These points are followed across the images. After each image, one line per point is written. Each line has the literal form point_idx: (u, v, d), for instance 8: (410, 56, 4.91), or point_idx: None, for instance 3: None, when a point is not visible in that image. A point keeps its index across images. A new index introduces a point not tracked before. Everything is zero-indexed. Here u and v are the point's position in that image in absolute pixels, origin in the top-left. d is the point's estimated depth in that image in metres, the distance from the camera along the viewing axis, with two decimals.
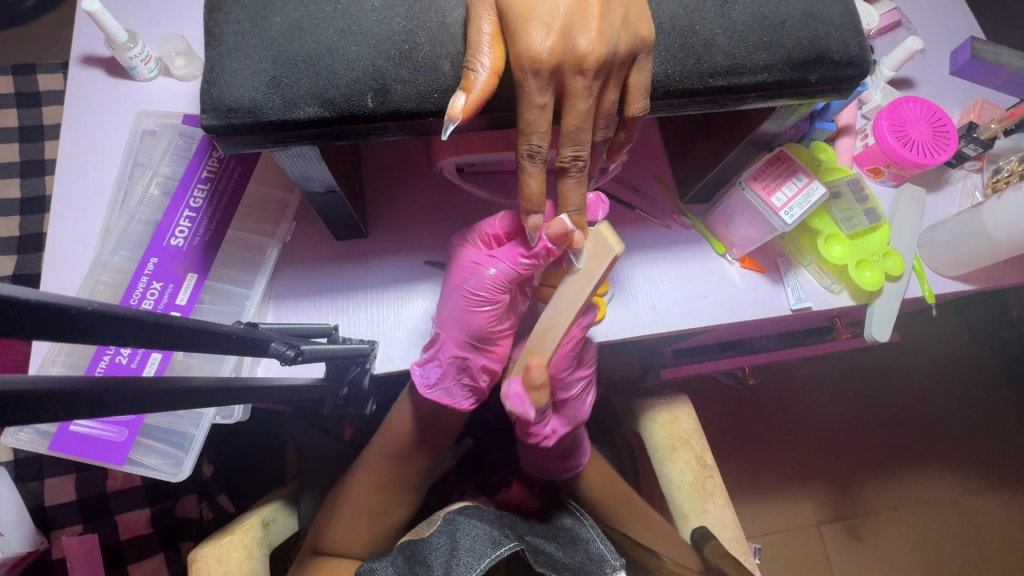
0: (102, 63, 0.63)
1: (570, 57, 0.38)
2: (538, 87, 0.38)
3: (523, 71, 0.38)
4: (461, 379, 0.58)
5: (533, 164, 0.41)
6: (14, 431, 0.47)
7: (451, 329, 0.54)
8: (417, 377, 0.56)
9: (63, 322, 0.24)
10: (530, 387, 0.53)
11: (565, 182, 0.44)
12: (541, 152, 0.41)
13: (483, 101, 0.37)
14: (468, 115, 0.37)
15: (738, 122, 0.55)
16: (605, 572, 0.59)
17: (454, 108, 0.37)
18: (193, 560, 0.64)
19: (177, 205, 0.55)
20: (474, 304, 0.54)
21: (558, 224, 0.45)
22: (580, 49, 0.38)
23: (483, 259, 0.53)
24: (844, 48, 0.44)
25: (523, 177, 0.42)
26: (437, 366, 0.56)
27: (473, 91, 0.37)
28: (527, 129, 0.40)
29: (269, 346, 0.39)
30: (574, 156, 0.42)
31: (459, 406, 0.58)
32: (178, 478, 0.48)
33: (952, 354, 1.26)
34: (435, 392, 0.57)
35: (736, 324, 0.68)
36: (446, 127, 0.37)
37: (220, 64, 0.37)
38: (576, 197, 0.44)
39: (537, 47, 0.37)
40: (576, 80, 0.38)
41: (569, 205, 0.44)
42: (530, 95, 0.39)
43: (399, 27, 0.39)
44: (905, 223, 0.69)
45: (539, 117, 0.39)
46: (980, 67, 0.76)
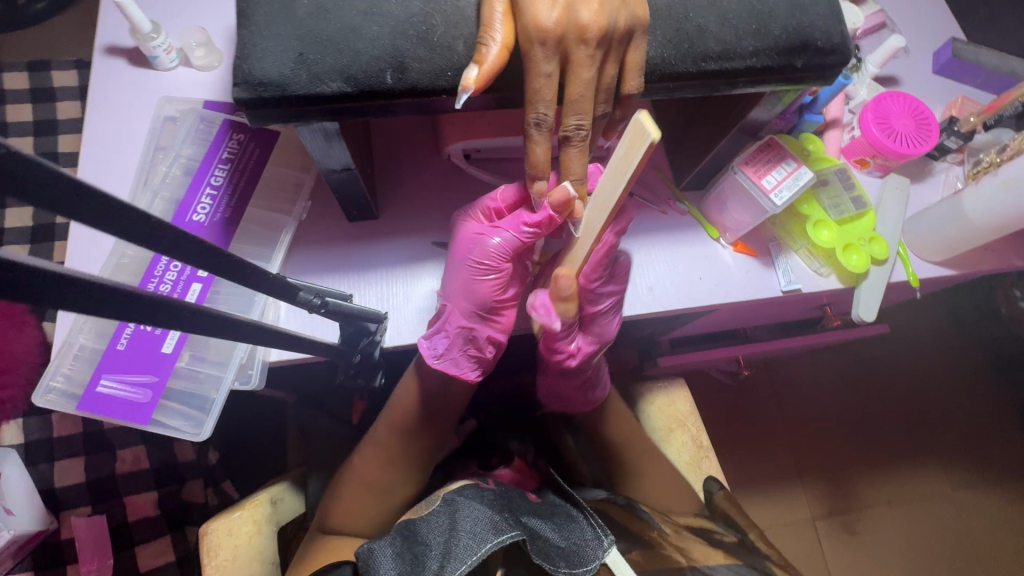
0: (125, 53, 0.66)
1: (574, 28, 0.41)
2: (544, 56, 0.42)
3: (531, 40, 0.41)
4: (468, 350, 0.59)
5: (539, 131, 0.44)
6: (43, 391, 0.51)
7: (457, 298, 0.57)
8: (424, 349, 0.58)
9: (94, 205, 0.26)
10: (559, 298, 0.54)
11: (567, 152, 0.46)
12: (546, 120, 0.44)
13: (494, 73, 0.41)
14: (480, 86, 0.40)
15: (731, 109, 0.59)
16: (599, 555, 0.58)
17: (467, 80, 0.40)
18: (203, 534, 0.65)
19: (199, 183, 0.60)
20: (478, 273, 0.56)
21: (562, 193, 0.47)
22: (582, 22, 0.41)
23: (486, 230, 0.56)
24: (827, 35, 0.48)
25: (529, 146, 0.45)
26: (444, 336, 0.58)
27: (485, 64, 0.40)
28: (534, 97, 0.43)
29: (298, 294, 0.44)
30: (577, 124, 0.45)
31: (467, 376, 0.60)
32: (198, 438, 0.51)
33: (941, 350, 1.29)
34: (443, 362, 0.59)
35: (730, 306, 0.71)
36: (459, 97, 0.40)
37: (252, 41, 0.40)
38: (578, 166, 0.47)
39: (543, 19, 0.41)
40: (579, 49, 0.42)
41: (572, 174, 0.47)
42: (537, 64, 0.42)
43: (416, 10, 0.42)
44: (890, 211, 0.72)
45: (545, 86, 0.43)
46: (960, 66, 0.80)
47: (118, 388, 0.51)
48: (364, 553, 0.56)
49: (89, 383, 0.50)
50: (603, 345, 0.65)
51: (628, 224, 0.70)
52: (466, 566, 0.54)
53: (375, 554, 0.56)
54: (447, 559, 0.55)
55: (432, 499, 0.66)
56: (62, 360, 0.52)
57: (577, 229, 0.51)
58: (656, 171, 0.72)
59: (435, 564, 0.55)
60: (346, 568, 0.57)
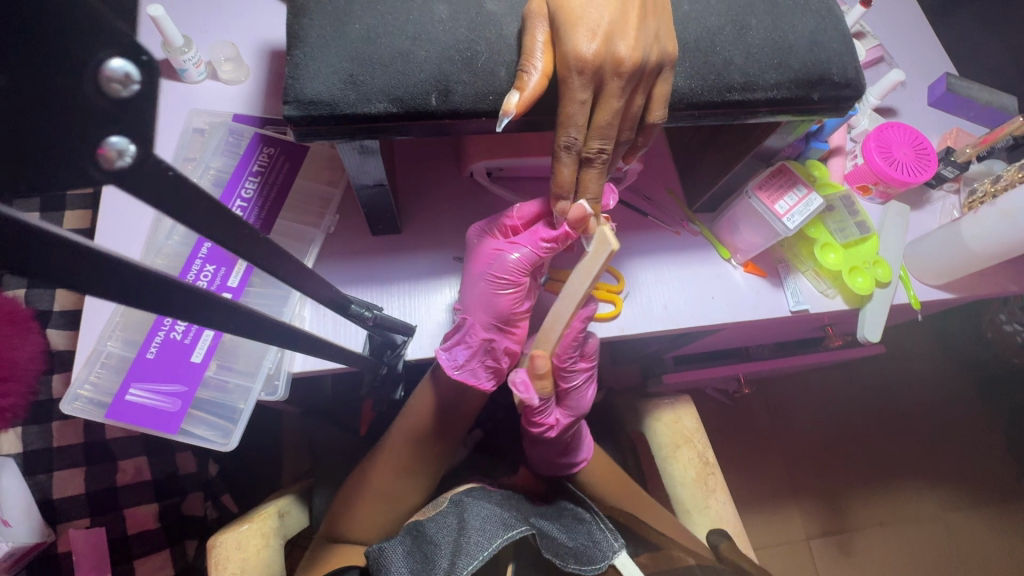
0: (154, 65, 0.67)
1: (610, 60, 0.43)
2: (580, 83, 0.43)
3: (569, 69, 0.43)
4: (485, 361, 0.61)
5: (567, 155, 0.46)
6: (71, 399, 0.51)
7: (477, 311, 0.59)
8: (445, 360, 0.60)
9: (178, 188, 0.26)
10: (536, 375, 0.59)
11: (587, 171, 0.49)
12: (575, 145, 0.45)
13: (534, 99, 0.43)
14: (521, 111, 0.42)
15: (747, 136, 0.61)
16: (607, 556, 0.60)
17: (508, 104, 0.42)
18: (211, 546, 0.64)
19: (230, 195, 0.62)
20: (498, 287, 0.58)
21: (578, 209, 0.49)
22: (619, 54, 0.43)
23: (505, 246, 0.58)
24: (843, 71, 0.51)
25: (557, 165, 0.47)
26: (465, 348, 0.60)
27: (527, 90, 0.42)
28: (565, 122, 0.45)
29: (349, 307, 0.47)
30: (601, 147, 0.47)
31: (484, 387, 0.61)
32: (226, 448, 0.51)
33: (932, 371, 1.33)
34: (462, 373, 0.60)
35: (740, 325, 0.73)
36: (500, 121, 0.42)
37: (303, 61, 0.42)
38: (595, 185, 0.49)
39: (582, 50, 0.42)
40: (614, 80, 0.44)
41: (589, 193, 0.49)
42: (572, 91, 0.43)
43: (461, 37, 0.44)
44: (891, 236, 0.75)
45: (578, 112, 0.44)
46: (954, 100, 0.84)
47: (147, 397, 0.51)
48: (375, 552, 0.55)
49: (118, 391, 0.50)
50: (578, 418, 0.68)
51: (642, 243, 0.72)
52: (478, 561, 0.55)
53: (387, 554, 0.55)
54: (457, 555, 0.56)
55: (438, 500, 0.67)
56: (90, 368, 0.51)
57: (550, 310, 0.55)
58: (669, 193, 0.74)
59: (445, 562, 0.56)
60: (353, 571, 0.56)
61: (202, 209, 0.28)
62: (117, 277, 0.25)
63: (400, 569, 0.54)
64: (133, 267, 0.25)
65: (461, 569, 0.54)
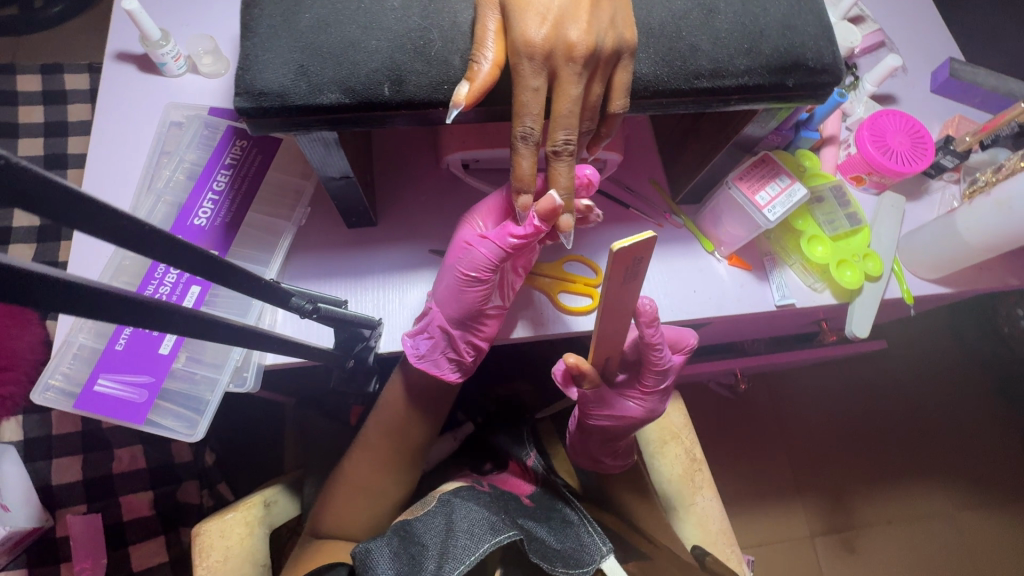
0: (135, 59, 0.67)
1: (562, 46, 0.43)
2: (532, 70, 0.43)
3: (519, 55, 0.43)
4: (449, 353, 0.60)
5: (525, 145, 0.44)
6: (42, 388, 0.53)
7: (442, 303, 0.58)
8: (407, 347, 0.60)
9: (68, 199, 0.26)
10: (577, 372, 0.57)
11: (555, 166, 0.47)
12: (533, 134, 0.44)
13: (485, 89, 0.42)
14: (471, 102, 0.42)
15: (725, 125, 0.59)
16: (594, 559, 0.58)
17: (458, 96, 0.42)
18: (196, 534, 0.65)
19: (202, 188, 0.62)
20: (464, 281, 0.56)
21: (547, 201, 0.46)
22: (570, 40, 0.43)
23: (475, 239, 0.55)
24: (818, 55, 0.49)
25: (516, 157, 0.46)
26: (427, 337, 0.60)
27: (476, 80, 0.42)
28: (520, 111, 0.44)
29: (291, 299, 0.44)
30: (565, 139, 0.45)
31: (446, 379, 0.61)
32: (192, 438, 0.53)
33: (942, 367, 1.29)
34: (424, 363, 0.60)
35: (724, 319, 0.72)
36: (450, 112, 0.42)
37: (255, 53, 0.42)
38: (566, 180, 0.47)
39: (532, 34, 0.42)
40: (567, 66, 0.43)
41: (559, 186, 0.47)
42: (524, 78, 0.43)
43: (414, 25, 0.44)
44: (884, 229, 0.73)
45: (531, 99, 0.43)
46: (958, 85, 0.81)
47: (114, 387, 0.52)
48: (361, 552, 0.56)
49: (87, 382, 0.52)
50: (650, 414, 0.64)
51: (624, 235, 0.70)
52: (463, 566, 0.54)
53: (373, 553, 0.55)
54: (443, 559, 0.56)
55: (427, 500, 0.66)
56: (61, 359, 0.54)
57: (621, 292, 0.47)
58: (652, 184, 0.73)
59: (433, 565, 0.55)
60: (342, 569, 0.57)
61: (74, 210, 0.26)
62: (15, 289, 0.24)
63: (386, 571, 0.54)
64: (35, 273, 0.24)
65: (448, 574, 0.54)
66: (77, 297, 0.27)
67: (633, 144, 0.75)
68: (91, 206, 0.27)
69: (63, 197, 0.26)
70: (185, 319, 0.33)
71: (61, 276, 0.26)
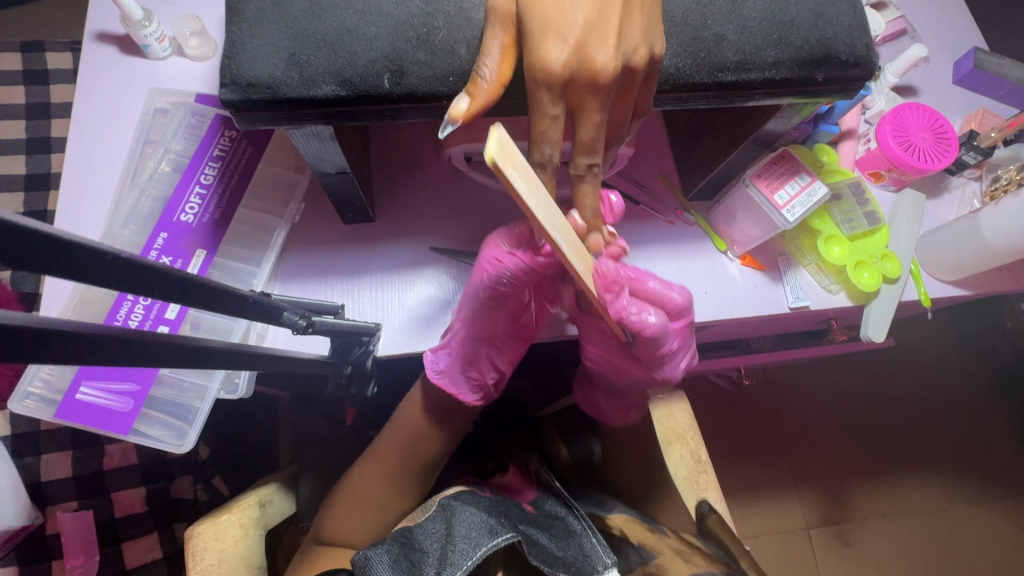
0: (116, 40, 0.63)
1: (585, 69, 0.39)
2: (551, 98, 0.39)
3: (536, 82, 0.39)
4: (468, 371, 0.60)
5: (545, 173, 0.42)
6: (21, 396, 0.50)
7: (464, 324, 0.56)
8: (427, 362, 0.59)
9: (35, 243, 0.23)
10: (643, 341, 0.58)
11: (580, 188, 0.45)
12: (552, 160, 0.41)
13: (487, 108, 0.38)
14: (470, 118, 0.37)
15: (745, 120, 0.56)
16: (598, 570, 0.54)
17: (455, 112, 0.37)
18: (189, 536, 0.61)
19: (189, 182, 0.58)
20: (489, 303, 0.54)
21: (571, 222, 0.44)
22: (596, 65, 0.39)
23: (504, 256, 0.52)
24: (851, 47, 0.45)
25: (535, 185, 0.43)
26: (447, 355, 0.59)
27: (478, 97, 0.38)
28: (539, 139, 0.41)
29: (281, 315, 0.41)
30: (589, 164, 0.44)
31: (463, 397, 0.61)
32: (181, 449, 0.51)
33: (945, 361, 1.27)
34: (442, 378, 0.60)
35: (735, 321, 0.69)
36: (444, 128, 0.37)
37: (243, 40, 0.39)
38: (592, 201, 0.45)
39: (552, 60, 0.38)
40: (591, 96, 0.40)
41: (586, 210, 0.45)
42: (543, 107, 0.40)
43: (417, 10, 0.40)
44: (904, 227, 0.70)
45: (551, 127, 0.41)
46: (982, 77, 0.77)
47: (97, 395, 0.50)
48: (361, 560, 0.54)
49: (68, 390, 0.50)
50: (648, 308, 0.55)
51: (632, 234, 0.67)
52: (461, 571, 0.51)
53: (372, 562, 0.53)
54: (442, 565, 0.53)
55: (427, 504, 0.64)
56: (39, 364, 0.51)
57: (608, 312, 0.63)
58: (664, 179, 0.69)
59: (432, 572, 0.53)
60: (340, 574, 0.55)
61: (23, 246, 0.23)
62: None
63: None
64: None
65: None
66: (40, 343, 0.23)
67: (643, 136, 0.71)
68: (46, 241, 0.24)
69: (10, 234, 0.22)
70: (165, 350, 0.30)
71: (31, 324, 0.23)
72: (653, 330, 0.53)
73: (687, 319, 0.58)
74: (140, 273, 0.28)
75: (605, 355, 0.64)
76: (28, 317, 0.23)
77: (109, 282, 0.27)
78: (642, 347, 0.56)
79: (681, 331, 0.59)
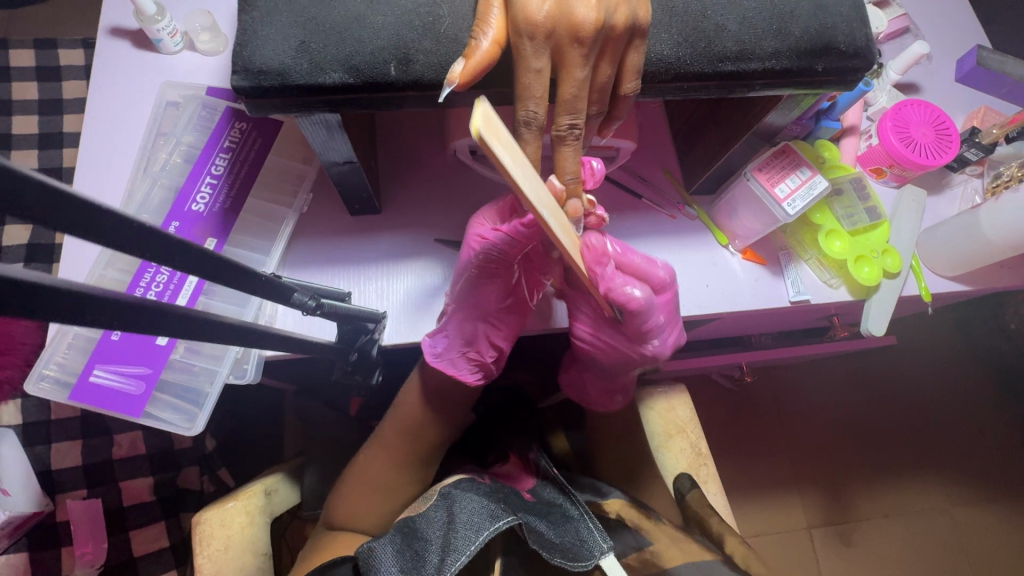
0: (129, 35, 0.64)
1: (567, 23, 0.39)
2: (534, 50, 0.40)
3: (520, 34, 0.39)
4: (467, 353, 0.61)
5: (529, 131, 0.41)
6: (36, 378, 0.52)
7: (460, 303, 0.57)
8: (425, 346, 0.59)
9: (61, 205, 0.24)
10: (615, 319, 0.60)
11: (560, 151, 0.44)
12: (536, 118, 0.41)
13: (482, 68, 0.39)
14: (466, 80, 0.39)
15: (746, 113, 0.57)
16: (594, 554, 0.55)
17: (452, 73, 0.38)
18: (196, 523, 0.63)
19: (199, 172, 0.59)
20: (479, 278, 0.56)
21: (549, 186, 0.44)
22: (576, 17, 0.39)
23: (490, 233, 0.54)
24: (850, 38, 0.46)
25: (519, 145, 0.42)
26: (445, 336, 0.59)
27: (473, 58, 0.39)
28: (523, 94, 0.41)
29: (292, 295, 0.42)
30: (571, 123, 0.43)
31: (463, 379, 0.61)
32: (191, 432, 0.52)
33: (948, 361, 1.27)
34: (441, 361, 0.60)
35: (737, 314, 0.70)
36: (443, 91, 0.39)
37: (254, 29, 0.40)
38: (573, 165, 0.44)
39: (534, 10, 0.39)
40: (573, 48, 0.40)
41: (565, 173, 0.44)
42: (526, 59, 0.40)
43: (423, 0, 0.41)
44: (904, 223, 0.70)
45: (534, 82, 0.40)
46: (984, 74, 0.77)
47: (110, 378, 0.52)
48: (365, 552, 0.55)
49: (82, 373, 0.51)
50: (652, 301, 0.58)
51: (635, 227, 0.68)
52: (464, 556, 0.53)
53: (376, 554, 0.54)
54: (445, 552, 0.54)
55: (427, 495, 0.65)
56: (55, 349, 0.53)
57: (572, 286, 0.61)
58: (666, 173, 0.70)
59: (436, 561, 0.54)
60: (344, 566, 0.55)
61: (57, 209, 0.24)
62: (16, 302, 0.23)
63: (389, 569, 0.52)
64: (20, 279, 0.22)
65: (448, 566, 0.52)
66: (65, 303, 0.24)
67: (645, 132, 0.72)
68: (77, 205, 0.25)
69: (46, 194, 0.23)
70: (181, 320, 0.31)
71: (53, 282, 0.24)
72: (638, 304, 0.54)
73: (671, 293, 0.58)
74: (160, 243, 0.29)
75: (596, 335, 0.63)
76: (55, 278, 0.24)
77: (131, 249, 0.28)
78: (630, 323, 0.57)
79: (666, 305, 0.58)
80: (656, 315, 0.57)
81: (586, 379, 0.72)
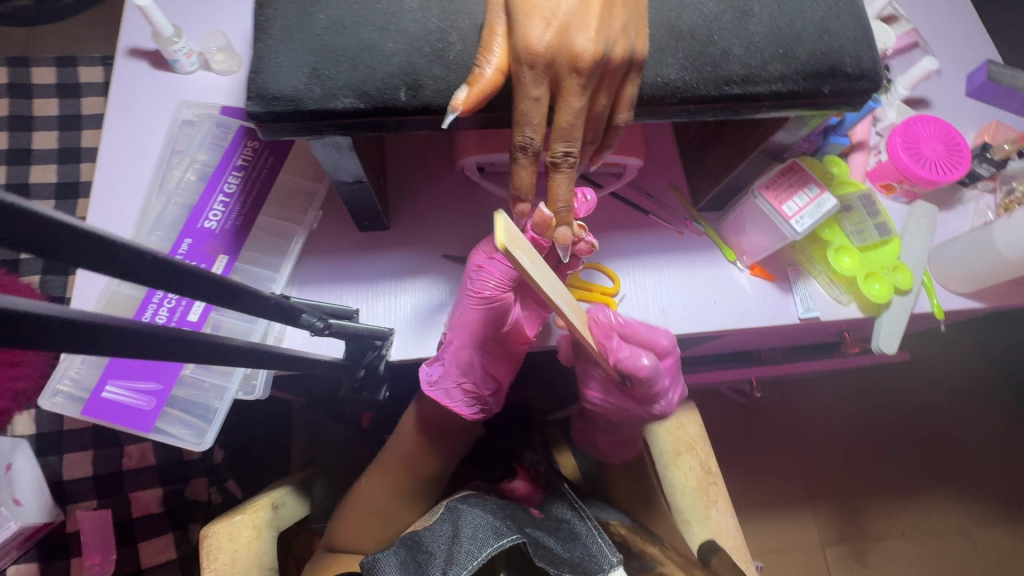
0: (147, 56, 0.66)
1: (566, 54, 0.40)
2: (533, 79, 0.40)
3: (519, 62, 0.40)
4: (462, 384, 0.60)
5: (525, 156, 0.42)
6: (50, 394, 0.53)
7: (457, 330, 0.58)
8: (422, 374, 0.61)
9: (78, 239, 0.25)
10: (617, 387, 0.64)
11: (554, 178, 0.44)
12: (532, 144, 0.42)
13: (485, 96, 0.40)
14: (469, 107, 0.40)
15: (754, 130, 0.57)
16: (603, 568, 0.54)
17: (456, 101, 0.39)
18: (204, 537, 0.62)
19: (213, 190, 0.61)
20: (476, 305, 0.57)
21: (538, 212, 0.45)
22: (576, 48, 0.40)
23: (486, 262, 0.56)
24: (857, 61, 0.46)
25: (514, 168, 0.43)
26: (440, 365, 0.60)
27: (477, 86, 0.40)
28: (520, 121, 0.41)
29: (301, 317, 0.43)
30: (565, 151, 0.43)
31: (457, 411, 0.60)
32: (200, 448, 0.54)
33: (962, 375, 1.25)
34: (436, 390, 0.60)
35: (745, 331, 0.69)
36: (447, 117, 0.40)
37: (267, 55, 0.41)
38: (565, 193, 0.44)
39: (534, 39, 0.39)
40: (570, 78, 0.40)
41: (557, 200, 0.44)
42: (524, 87, 0.40)
43: (433, 27, 0.42)
44: (916, 239, 0.69)
45: (532, 109, 0.41)
46: (995, 90, 0.77)
47: (122, 394, 0.53)
48: (369, 562, 0.54)
49: (95, 388, 0.53)
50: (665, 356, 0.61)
51: (641, 243, 0.68)
52: (467, 571, 0.52)
53: (380, 563, 0.53)
54: (449, 565, 0.53)
55: (436, 508, 0.65)
56: (69, 364, 0.54)
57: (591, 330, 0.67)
58: (673, 190, 0.70)
59: (438, 571, 0.53)
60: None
61: (55, 236, 0.24)
62: (28, 331, 0.24)
63: None
64: (19, 312, 0.23)
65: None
66: (57, 331, 0.25)
67: (652, 146, 0.72)
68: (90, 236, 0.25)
69: (43, 223, 0.23)
70: (183, 343, 0.32)
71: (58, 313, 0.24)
72: (645, 370, 0.57)
73: (674, 357, 0.61)
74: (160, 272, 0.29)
75: (606, 399, 0.65)
76: (58, 308, 0.25)
77: (137, 277, 0.29)
78: (639, 387, 0.60)
79: (670, 369, 0.61)
80: (662, 379, 0.60)
81: (593, 432, 0.72)
